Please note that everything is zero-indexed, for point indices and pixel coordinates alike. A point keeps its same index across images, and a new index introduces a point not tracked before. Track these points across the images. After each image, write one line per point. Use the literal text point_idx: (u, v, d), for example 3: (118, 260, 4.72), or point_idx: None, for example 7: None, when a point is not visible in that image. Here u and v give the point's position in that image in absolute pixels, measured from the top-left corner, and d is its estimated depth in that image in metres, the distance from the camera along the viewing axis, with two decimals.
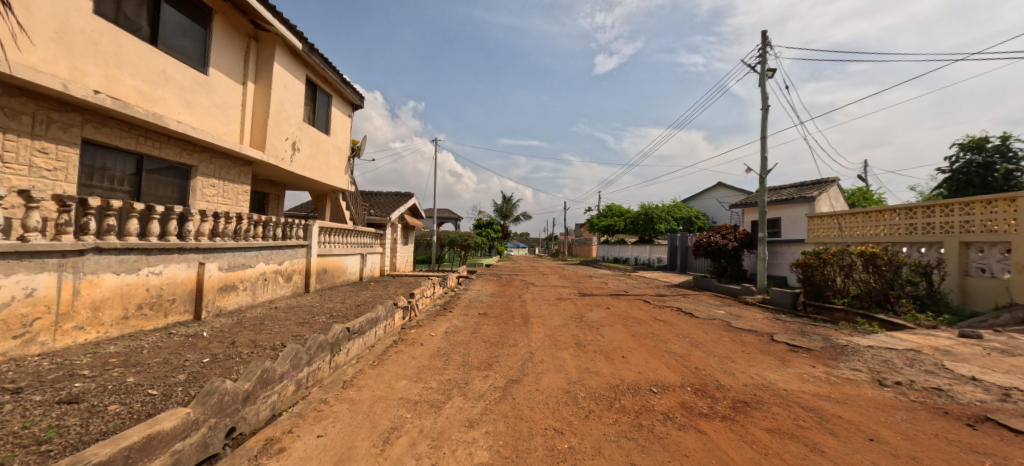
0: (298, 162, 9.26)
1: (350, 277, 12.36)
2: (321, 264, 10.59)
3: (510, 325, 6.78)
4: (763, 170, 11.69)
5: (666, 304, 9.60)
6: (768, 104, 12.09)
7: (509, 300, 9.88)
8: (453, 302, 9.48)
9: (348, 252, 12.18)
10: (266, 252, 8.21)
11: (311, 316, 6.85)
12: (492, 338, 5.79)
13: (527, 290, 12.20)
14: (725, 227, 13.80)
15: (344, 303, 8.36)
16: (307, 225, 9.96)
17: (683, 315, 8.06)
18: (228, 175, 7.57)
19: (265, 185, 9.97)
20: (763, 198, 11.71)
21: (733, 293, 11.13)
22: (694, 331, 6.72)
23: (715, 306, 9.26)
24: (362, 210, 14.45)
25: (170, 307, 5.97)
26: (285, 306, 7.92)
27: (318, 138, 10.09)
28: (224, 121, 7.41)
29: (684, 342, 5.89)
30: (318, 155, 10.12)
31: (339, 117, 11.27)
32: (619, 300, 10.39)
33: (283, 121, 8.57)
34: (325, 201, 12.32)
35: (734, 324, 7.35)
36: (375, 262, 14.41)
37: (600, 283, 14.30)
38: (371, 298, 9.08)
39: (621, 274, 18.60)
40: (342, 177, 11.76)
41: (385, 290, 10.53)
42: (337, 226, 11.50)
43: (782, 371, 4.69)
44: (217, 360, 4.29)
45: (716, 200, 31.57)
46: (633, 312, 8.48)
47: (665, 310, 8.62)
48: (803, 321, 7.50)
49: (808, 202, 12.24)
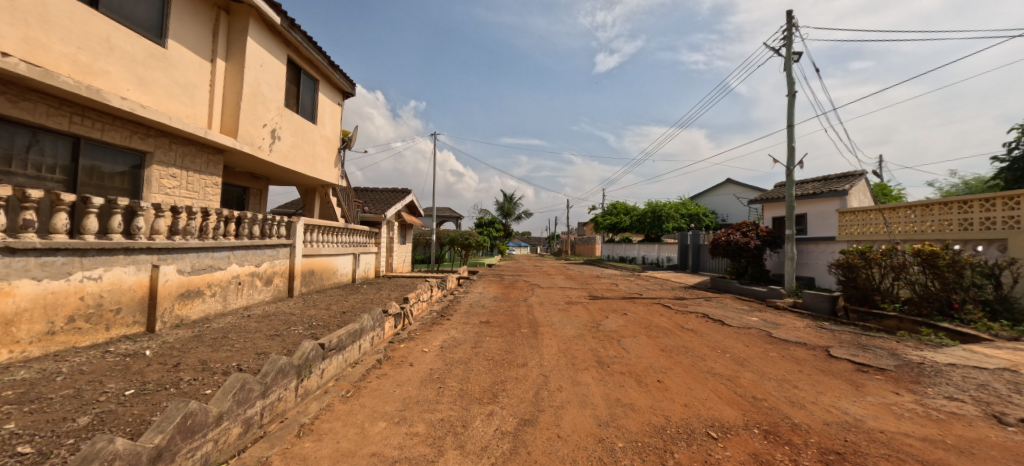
0: (279, 152, 8.30)
1: (341, 279, 11.41)
2: (307, 265, 9.65)
3: (517, 337, 5.81)
4: (791, 161, 10.69)
5: (689, 309, 8.61)
6: (795, 90, 11.05)
7: (514, 305, 8.90)
8: (452, 307, 8.52)
9: (339, 252, 11.23)
10: (239, 252, 7.27)
11: (286, 327, 5.89)
12: (497, 356, 4.81)
13: (532, 293, 11.21)
14: (746, 224, 12.80)
15: (328, 310, 7.39)
16: (291, 222, 9.00)
17: (713, 323, 7.09)
18: (193, 164, 6.61)
19: (243, 178, 9.02)
20: (792, 192, 10.69)
21: (759, 296, 10.14)
22: (731, 343, 5.74)
23: (745, 311, 8.28)
24: (355, 207, 13.49)
25: (114, 319, 5.04)
26: (260, 313, 6.99)
27: (303, 127, 9.14)
28: (186, 102, 6.45)
29: (726, 360, 4.90)
30: (303, 145, 9.17)
31: (327, 105, 10.31)
32: (635, 304, 9.41)
33: (260, 105, 7.60)
34: (313, 196, 11.37)
35: (775, 333, 6.37)
36: (368, 262, 13.47)
37: (610, 285, 13.33)
38: (360, 303, 8.12)
39: (631, 274, 17.66)
40: (332, 171, 10.80)
41: (377, 294, 9.57)
42: (326, 224, 10.55)
43: (863, 402, 3.72)
44: (143, 393, 3.34)
45: (732, 195, 30.16)
46: (654, 318, 7.50)
47: (691, 317, 7.63)
48: (854, 330, 6.52)
49: (839, 197, 11.22)
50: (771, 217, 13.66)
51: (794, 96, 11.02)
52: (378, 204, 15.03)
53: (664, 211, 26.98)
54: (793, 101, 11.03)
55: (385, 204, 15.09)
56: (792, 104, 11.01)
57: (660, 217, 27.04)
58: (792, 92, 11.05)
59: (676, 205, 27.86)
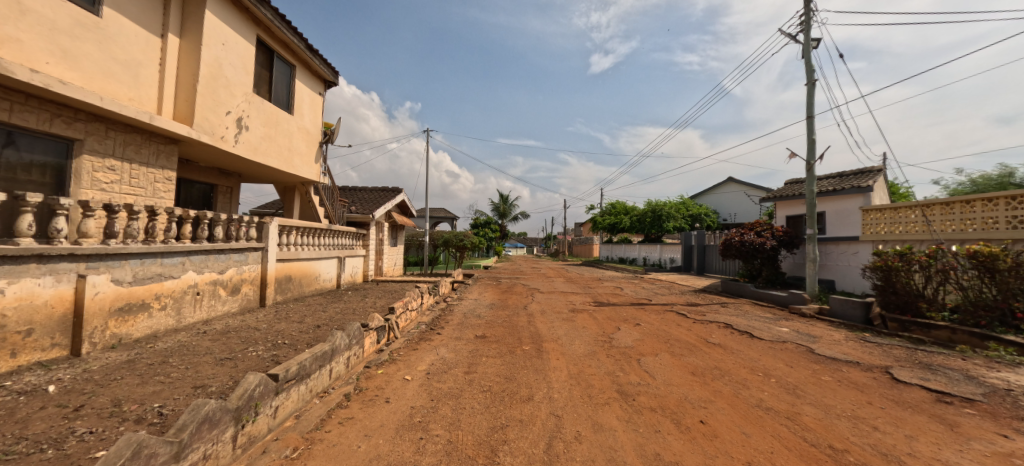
0: (248, 144, 7.35)
1: (323, 285, 10.44)
2: (283, 270, 8.67)
3: (518, 358, 4.89)
4: (811, 155, 9.86)
5: (708, 317, 7.75)
6: (815, 78, 10.26)
7: (513, 315, 7.99)
8: (443, 318, 7.60)
9: (320, 256, 10.26)
10: (197, 258, 6.30)
11: (243, 348, 4.96)
12: (495, 387, 3.89)
13: (532, 299, 10.30)
14: (760, 223, 11.97)
15: (301, 323, 6.45)
16: (262, 223, 8.02)
17: (740, 335, 6.23)
18: (139, 155, 5.66)
19: (208, 173, 8.05)
20: (813, 189, 9.85)
21: (780, 302, 9.30)
22: (771, 362, 4.88)
23: (770, 321, 7.43)
24: (341, 207, 12.50)
25: (21, 343, 4.07)
26: (220, 328, 6.05)
27: (278, 117, 8.18)
28: (129, 82, 5.49)
29: (775, 389, 4.02)
30: (277, 137, 8.20)
31: (306, 94, 9.35)
32: (646, 311, 8.53)
33: (221, 89, 6.65)
34: (293, 195, 10.38)
35: (816, 348, 5.53)
36: (355, 266, 12.50)
37: (615, 289, 12.45)
38: (340, 314, 7.18)
39: (634, 277, 16.82)
40: (312, 167, 9.83)
41: (361, 303, 8.64)
42: (305, 225, 9.58)
43: (974, 454, 2.85)
44: (7, 460, 2.41)
45: (738, 193, 29.20)
46: (672, 330, 6.62)
47: (713, 328, 6.77)
48: (905, 345, 5.71)
49: (862, 193, 10.29)
50: (786, 216, 12.83)
51: (814, 85, 10.23)
52: (366, 203, 14.06)
53: (665, 211, 26.18)
54: (812, 90, 10.25)
55: (373, 203, 14.12)
56: (811, 93, 10.22)
57: (661, 216, 26.21)
58: (811, 80, 10.26)
59: (678, 204, 27.04)
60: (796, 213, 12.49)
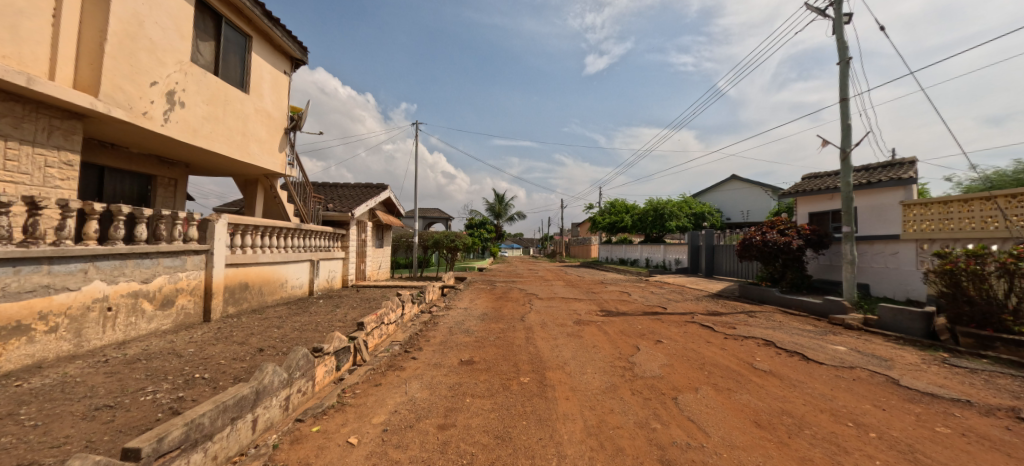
0: (183, 124, 6.02)
1: (292, 293, 9.10)
2: (237, 277, 7.33)
3: (513, 399, 3.63)
4: (846, 142, 8.69)
5: (740, 332, 6.53)
6: (848, 56, 9.11)
7: (508, 328, 6.73)
8: (423, 334, 6.33)
9: (288, 259, 8.93)
10: (106, 263, 4.96)
11: (142, 388, 3.65)
12: (480, 458, 2.62)
13: (530, 307, 9.03)
14: (782, 221, 10.78)
15: (243, 345, 5.15)
16: (207, 221, 6.67)
17: (791, 358, 5.00)
18: (19, 131, 4.34)
19: (138, 161, 6.71)
20: (849, 180, 8.67)
21: (816, 311, 8.10)
22: (852, 403, 3.66)
23: (815, 336, 6.22)
24: (316, 205, 11.14)
25: None
26: (135, 352, 4.75)
27: (227, 95, 6.85)
28: (4, 34, 4.16)
29: (885, 453, 2.78)
30: (226, 118, 6.86)
31: (267, 72, 8.00)
32: (664, 323, 7.29)
33: (142, 53, 5.33)
34: (255, 190, 9.03)
35: (897, 377, 4.32)
36: (331, 270, 11.18)
37: (621, 295, 11.18)
38: (297, 331, 5.90)
39: (640, 280, 15.59)
40: (276, 157, 8.46)
41: (330, 314, 7.36)
42: (267, 224, 8.23)
43: None
44: None
45: (742, 191, 28.15)
46: (703, 350, 5.39)
47: (752, 347, 5.54)
48: (1004, 370, 4.52)
49: (903, 186, 9.07)
50: (808, 213, 11.61)
51: (848, 64, 9.06)
52: (346, 200, 12.72)
53: (667, 209, 25.06)
54: (846, 70, 9.09)
55: (354, 200, 12.77)
56: (845, 73, 9.06)
57: (663, 215, 25.09)
58: (845, 59, 9.10)
59: (680, 203, 25.94)
60: (821, 209, 11.25)
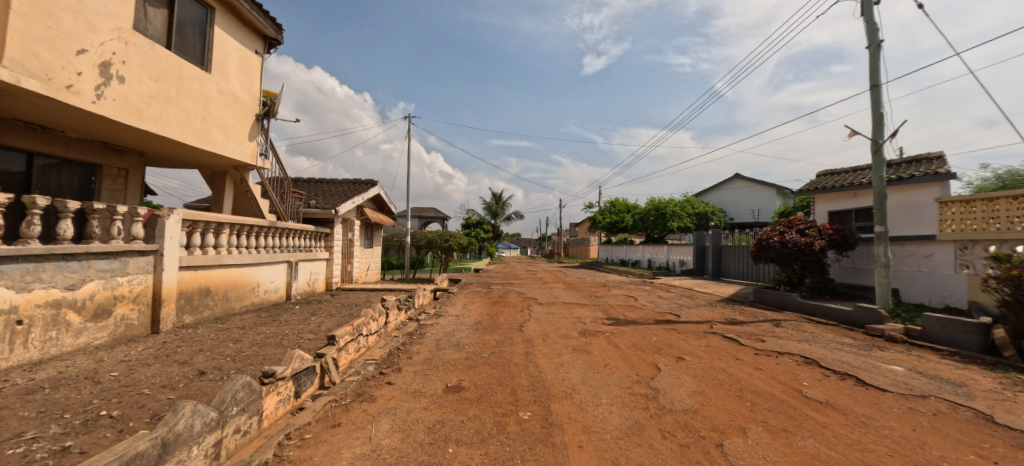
0: (124, 103, 5.12)
1: (265, 297, 8.21)
2: (196, 280, 6.44)
3: (512, 449, 2.77)
4: (877, 133, 7.89)
5: (770, 346, 5.69)
6: (879, 39, 8.30)
7: (504, 341, 5.85)
8: (405, 348, 5.47)
9: (261, 261, 8.03)
10: (15, 267, 4.04)
11: (16, 436, 2.73)
12: None
13: (529, 313, 8.17)
14: (802, 220, 9.94)
15: (184, 366, 4.25)
16: (156, 216, 5.75)
17: (846, 383, 4.16)
18: None
19: (75, 146, 5.77)
20: (881, 175, 7.85)
21: (847, 320, 7.30)
22: (953, 453, 2.81)
23: (859, 351, 5.39)
24: (295, 201, 10.22)
25: None
26: (44, 376, 3.85)
27: (182, 72, 5.95)
28: None
29: None
30: (180, 99, 5.96)
31: (233, 49, 7.09)
32: (680, 334, 6.44)
33: (64, 13, 4.42)
34: (223, 183, 8.11)
35: (987, 411, 3.49)
36: (313, 272, 10.29)
37: (627, 300, 10.31)
38: (256, 346, 5.02)
39: (645, 282, 14.77)
40: (247, 147, 7.55)
41: (303, 323, 6.50)
42: (235, 221, 7.33)
43: None
44: None
45: (746, 191, 27.45)
46: (736, 372, 4.53)
47: (793, 368, 4.70)
48: None
49: (939, 181, 8.24)
50: (828, 211, 10.78)
51: (879, 47, 8.26)
52: (330, 196, 11.80)
53: (669, 209, 24.26)
54: (876, 54, 8.28)
55: (339, 196, 11.87)
56: (875, 58, 8.25)
57: (665, 215, 24.29)
58: (875, 42, 8.30)
59: (682, 203, 25.19)
60: (842, 207, 10.41)
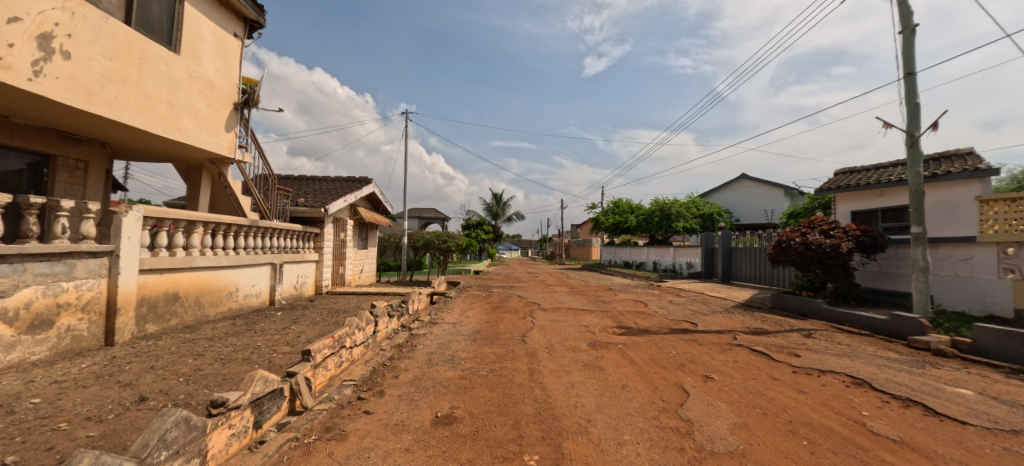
0: (70, 82, 4.46)
1: (245, 303, 7.55)
2: (163, 285, 5.78)
3: None
4: (913, 125, 7.22)
5: (808, 361, 5.00)
6: (913, 23, 7.63)
7: (505, 355, 5.17)
8: (392, 364, 4.79)
9: (240, 263, 7.37)
10: None
11: None
12: None
13: (532, 321, 7.50)
14: (824, 220, 9.26)
15: (125, 390, 3.59)
16: (112, 212, 5.09)
17: (914, 413, 3.48)
18: None
19: (23, 134, 5.10)
20: (918, 170, 7.17)
21: (883, 331, 6.62)
22: None
23: (912, 369, 4.70)
24: (281, 199, 9.55)
25: None
26: None
27: (143, 52, 5.30)
28: None
29: None
30: (141, 81, 5.30)
31: (207, 30, 6.44)
32: (702, 346, 5.75)
33: None
34: (199, 178, 7.45)
35: None
36: (300, 275, 9.62)
37: (637, 305, 9.62)
38: (218, 363, 4.34)
39: (652, 286, 14.10)
40: (223, 138, 6.89)
41: (282, 333, 5.84)
42: (209, 219, 6.66)
43: None
44: None
45: (753, 191, 26.76)
46: (779, 397, 3.84)
47: (842, 391, 4.02)
48: None
49: (979, 178, 7.56)
50: (851, 211, 10.11)
51: (913, 31, 7.59)
52: (320, 194, 11.13)
53: (675, 210, 23.57)
54: (910, 39, 7.61)
55: (330, 194, 11.19)
56: (910, 43, 7.58)
57: (670, 215, 23.59)
58: (909, 26, 7.63)
59: (688, 203, 24.50)
60: (867, 207, 9.75)
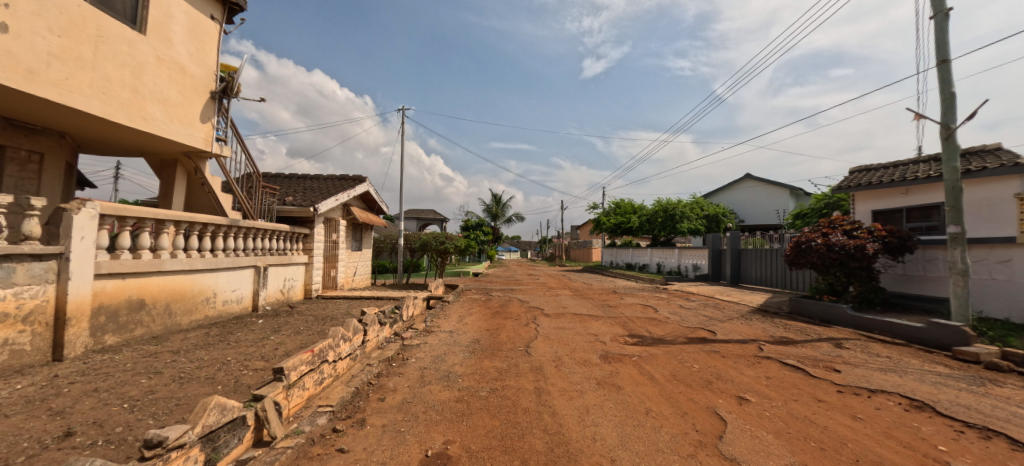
0: (5, 58, 3.86)
1: (224, 310, 6.94)
2: (126, 291, 5.18)
3: None
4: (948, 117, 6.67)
5: (851, 378, 4.41)
6: (946, 7, 7.08)
7: (508, 371, 4.56)
8: (379, 383, 4.19)
9: (218, 266, 6.75)
10: None
11: None
12: None
13: (536, 329, 6.89)
14: (846, 220, 8.68)
15: (52, 421, 2.97)
16: (61, 209, 4.48)
17: (1002, 449, 2.89)
18: None
19: None
20: (955, 165, 6.60)
21: (921, 340, 6.04)
22: None
23: (973, 388, 4.12)
24: (266, 197, 8.94)
25: None
26: None
27: (100, 29, 4.71)
28: None
29: None
30: (98, 62, 4.71)
31: (179, 10, 5.85)
32: (727, 359, 5.16)
33: None
34: (173, 173, 6.85)
35: None
36: (287, 279, 9.01)
37: (647, 311, 9.02)
38: (175, 384, 3.73)
39: (659, 289, 13.49)
40: (198, 129, 6.30)
41: (259, 345, 5.24)
42: (182, 218, 6.06)
43: None
44: None
45: (758, 192, 26.20)
46: (834, 426, 3.24)
47: (904, 417, 3.43)
48: None
49: (1018, 174, 6.99)
50: (872, 211, 9.54)
51: (946, 16, 7.03)
52: (310, 193, 10.54)
53: (679, 211, 23.00)
54: (943, 24, 7.05)
55: (320, 193, 10.58)
56: (942, 29, 7.03)
57: (674, 216, 23.01)
58: (941, 10, 7.08)
59: (692, 204, 23.95)
60: (890, 206, 9.18)
